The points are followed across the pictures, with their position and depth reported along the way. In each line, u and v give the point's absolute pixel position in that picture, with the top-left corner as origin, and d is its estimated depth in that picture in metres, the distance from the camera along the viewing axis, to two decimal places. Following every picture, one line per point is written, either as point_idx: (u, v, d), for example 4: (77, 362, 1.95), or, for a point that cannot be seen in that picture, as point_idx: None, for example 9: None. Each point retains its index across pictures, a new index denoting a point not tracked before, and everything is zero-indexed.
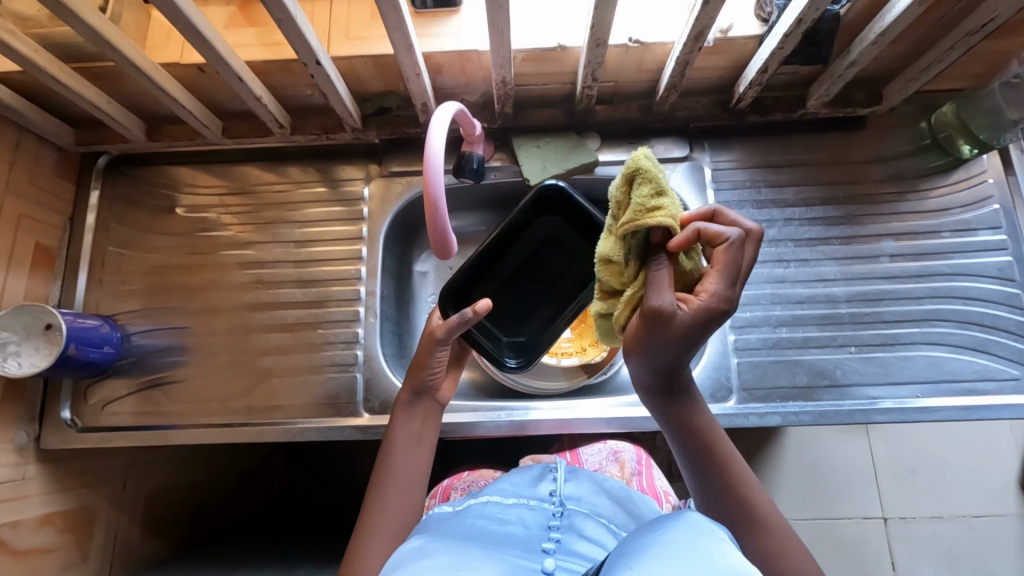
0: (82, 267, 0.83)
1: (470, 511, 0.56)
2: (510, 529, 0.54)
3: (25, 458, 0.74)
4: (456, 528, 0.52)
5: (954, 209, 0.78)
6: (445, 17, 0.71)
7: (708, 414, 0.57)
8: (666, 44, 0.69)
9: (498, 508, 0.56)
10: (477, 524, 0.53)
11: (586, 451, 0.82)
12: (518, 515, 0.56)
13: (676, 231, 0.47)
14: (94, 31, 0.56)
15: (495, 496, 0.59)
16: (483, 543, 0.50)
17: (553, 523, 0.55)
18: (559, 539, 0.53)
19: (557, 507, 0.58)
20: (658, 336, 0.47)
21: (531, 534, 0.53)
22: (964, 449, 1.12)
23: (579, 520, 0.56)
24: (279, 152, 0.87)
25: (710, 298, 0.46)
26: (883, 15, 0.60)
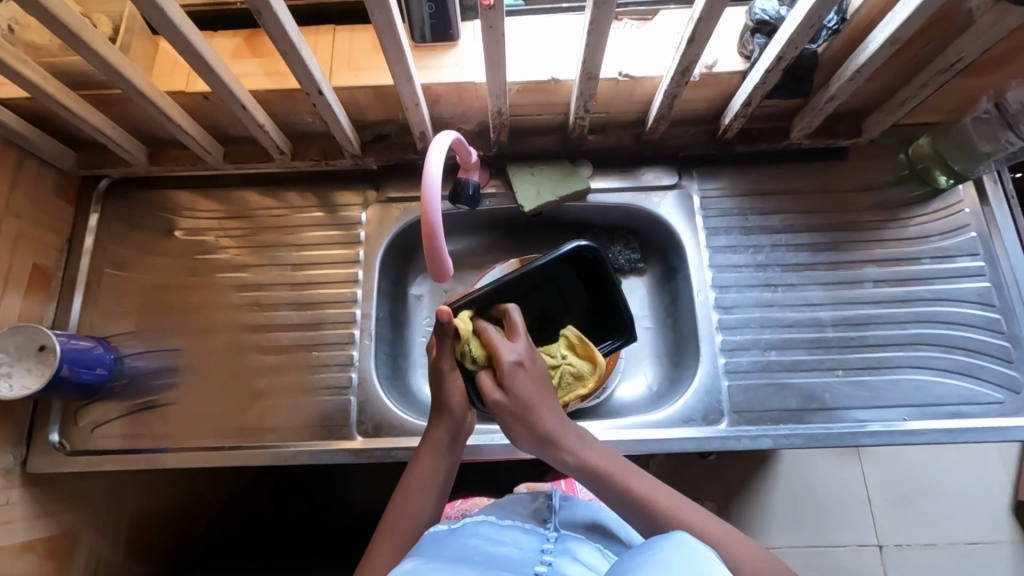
0: (79, 288, 0.83)
1: (465, 530, 0.55)
2: (502, 549, 0.53)
3: (10, 482, 0.73)
4: (449, 548, 0.51)
5: (933, 236, 0.80)
6: (444, 50, 0.74)
7: (607, 453, 0.58)
8: (655, 78, 0.72)
9: (492, 529, 0.56)
10: (470, 543, 0.53)
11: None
12: (512, 538, 0.55)
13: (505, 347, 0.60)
14: (105, 61, 0.58)
15: (490, 519, 0.59)
16: (475, 563, 0.49)
17: (546, 547, 0.54)
18: (551, 561, 0.52)
19: (551, 532, 0.57)
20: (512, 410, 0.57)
21: (524, 557, 0.52)
22: (954, 475, 1.12)
23: (573, 544, 0.55)
24: (278, 178, 0.89)
25: (510, 369, 0.58)
26: (858, 53, 0.63)
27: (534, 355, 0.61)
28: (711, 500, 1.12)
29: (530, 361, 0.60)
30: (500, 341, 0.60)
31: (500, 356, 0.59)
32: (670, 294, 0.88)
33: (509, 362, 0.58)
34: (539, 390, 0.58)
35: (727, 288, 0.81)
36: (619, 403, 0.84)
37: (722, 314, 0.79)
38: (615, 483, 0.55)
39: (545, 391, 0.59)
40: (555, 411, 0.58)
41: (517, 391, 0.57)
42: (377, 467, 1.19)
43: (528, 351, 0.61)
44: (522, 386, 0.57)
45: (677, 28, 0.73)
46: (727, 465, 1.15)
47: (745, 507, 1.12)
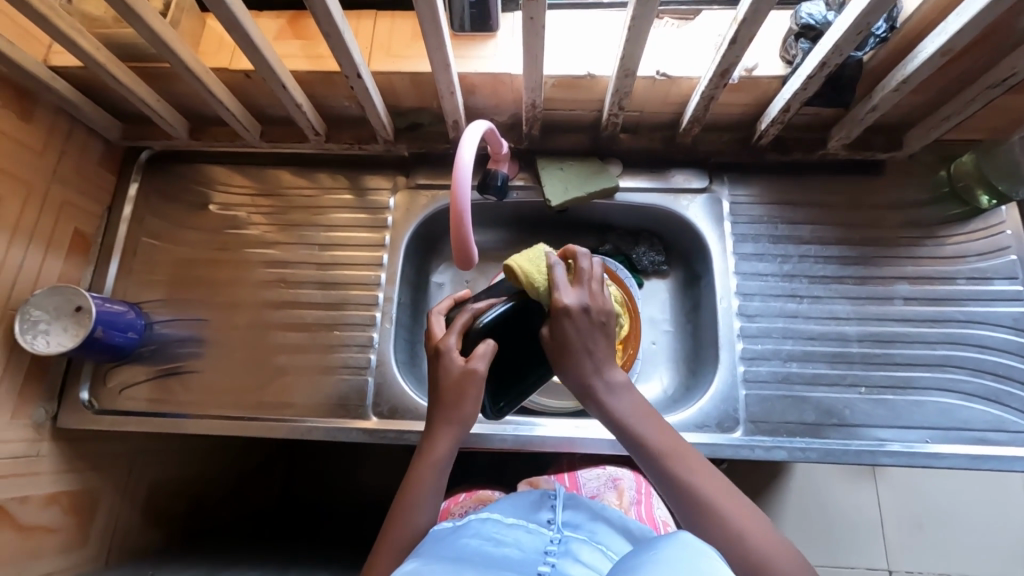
0: (115, 254, 0.86)
1: (468, 530, 0.56)
2: (504, 549, 0.53)
3: (41, 436, 0.76)
4: (451, 548, 0.52)
5: (970, 257, 0.78)
6: (482, 41, 0.75)
7: (643, 408, 0.58)
8: (692, 79, 0.71)
9: (495, 529, 0.56)
10: (471, 544, 0.53)
11: (584, 475, 0.83)
12: (514, 538, 0.55)
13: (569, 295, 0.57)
14: (156, 34, 0.60)
15: (494, 517, 0.59)
16: (477, 564, 0.50)
17: (549, 548, 0.54)
18: (554, 562, 0.52)
19: (554, 533, 0.57)
20: (559, 348, 0.57)
21: (527, 558, 0.52)
22: (974, 505, 1.09)
23: (576, 545, 0.56)
24: (311, 159, 0.91)
25: (569, 309, 0.56)
26: (905, 64, 0.62)
27: (596, 306, 0.58)
28: None
29: (589, 311, 0.57)
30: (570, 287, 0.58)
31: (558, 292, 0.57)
32: (692, 299, 0.87)
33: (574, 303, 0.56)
34: (590, 343, 0.57)
35: (750, 296, 0.80)
36: None
37: (744, 322, 0.79)
38: (633, 433, 0.57)
39: (595, 343, 0.57)
40: (597, 368, 0.57)
41: (567, 333, 0.56)
42: (387, 450, 1.21)
43: (587, 298, 0.57)
44: (569, 335, 0.56)
45: (718, 29, 0.72)
46: (738, 476, 1.13)
47: None
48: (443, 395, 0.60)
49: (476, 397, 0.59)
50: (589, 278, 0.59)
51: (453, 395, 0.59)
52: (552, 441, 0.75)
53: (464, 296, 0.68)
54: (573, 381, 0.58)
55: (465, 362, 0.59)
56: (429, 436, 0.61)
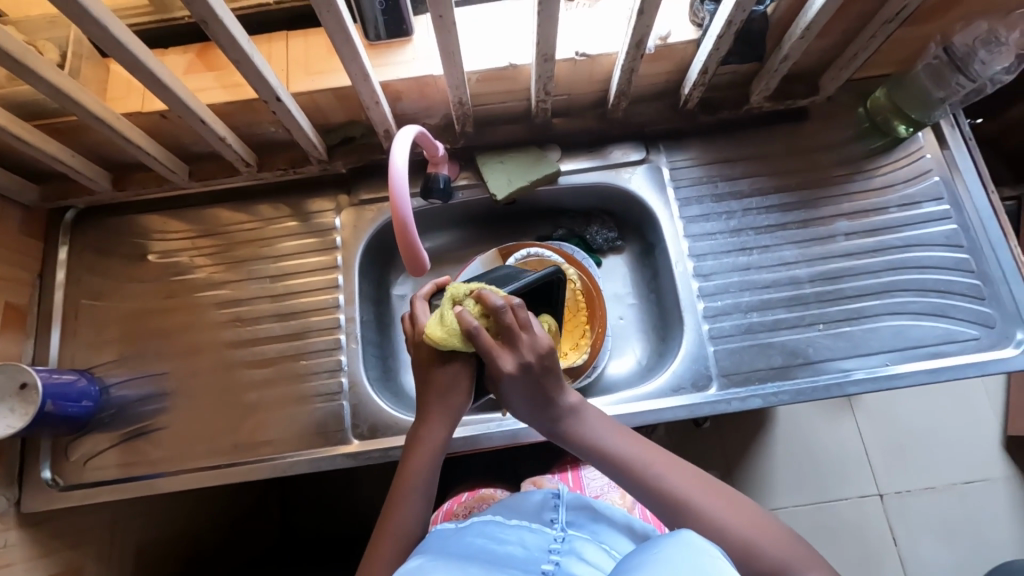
0: (56, 322, 0.82)
1: (472, 529, 0.56)
2: (509, 548, 0.53)
3: (6, 524, 0.72)
4: (456, 546, 0.52)
5: (898, 185, 0.82)
6: (399, 46, 0.74)
7: (603, 424, 0.60)
8: (611, 55, 0.72)
9: (499, 529, 0.56)
10: (476, 542, 0.54)
11: (588, 475, 0.85)
12: (518, 536, 0.56)
13: (502, 360, 0.56)
14: (55, 87, 0.58)
15: (497, 517, 0.59)
16: (482, 562, 0.50)
17: (553, 546, 0.55)
18: (559, 561, 0.53)
19: (558, 532, 0.58)
20: (508, 394, 0.58)
21: (530, 556, 0.53)
22: (944, 417, 1.15)
23: (580, 544, 0.56)
24: (247, 192, 0.88)
25: (508, 377, 0.56)
26: (806, 11, 0.64)
27: (535, 355, 0.56)
28: (712, 466, 1.14)
29: (529, 365, 0.56)
30: (502, 352, 0.56)
31: (492, 367, 0.56)
32: (651, 268, 0.89)
33: (510, 368, 0.56)
34: (537, 385, 0.57)
35: (704, 256, 0.82)
36: (611, 380, 0.85)
37: (701, 282, 0.81)
38: (601, 449, 0.58)
39: (546, 386, 0.58)
40: (554, 401, 0.59)
41: (510, 387, 0.57)
42: (380, 471, 1.19)
43: (524, 353, 0.56)
44: (520, 391, 0.57)
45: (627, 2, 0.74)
46: (725, 432, 1.17)
47: (745, 471, 1.14)
48: (431, 384, 0.60)
49: (462, 383, 0.60)
50: (518, 328, 0.56)
51: (439, 387, 0.60)
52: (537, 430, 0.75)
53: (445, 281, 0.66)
54: (533, 415, 0.60)
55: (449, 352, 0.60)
56: (418, 429, 0.61)
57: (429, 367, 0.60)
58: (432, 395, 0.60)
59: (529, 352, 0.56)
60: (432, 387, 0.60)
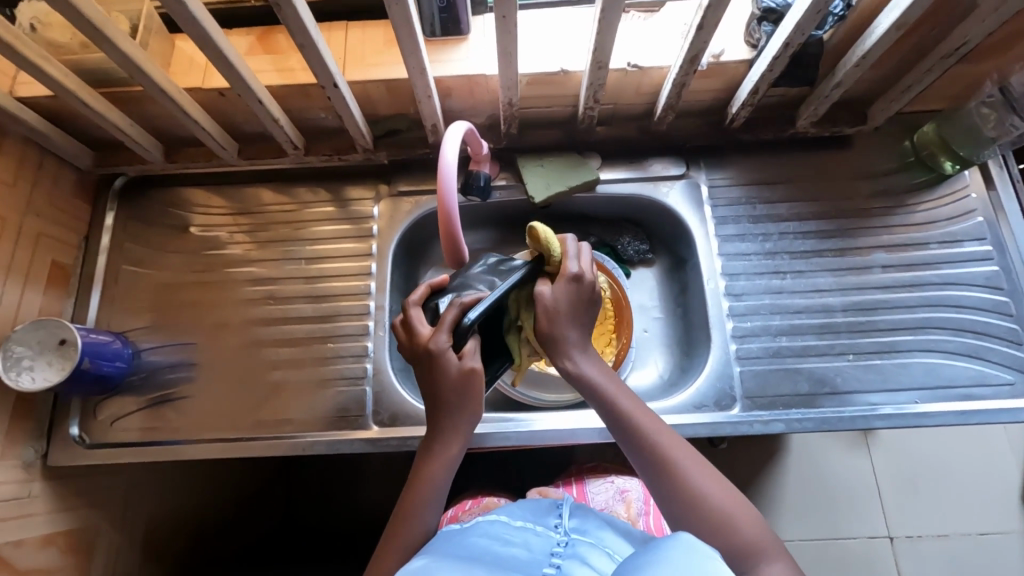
0: (96, 285, 0.84)
1: (476, 529, 0.57)
2: (512, 550, 0.53)
3: (31, 476, 0.74)
4: (459, 547, 0.53)
5: (940, 221, 0.81)
6: (455, 44, 0.76)
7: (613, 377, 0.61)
8: (663, 68, 0.73)
9: (503, 530, 0.57)
10: (478, 542, 0.54)
11: (592, 487, 0.85)
12: (522, 539, 0.56)
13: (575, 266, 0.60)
14: (127, 57, 0.60)
15: (502, 517, 0.59)
16: (483, 563, 0.50)
17: (555, 550, 0.54)
18: (560, 564, 0.52)
19: (562, 536, 0.57)
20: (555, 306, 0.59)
21: (533, 559, 0.52)
22: (963, 464, 1.13)
23: (583, 549, 0.54)
24: (289, 174, 0.90)
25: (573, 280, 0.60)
26: (863, 40, 0.64)
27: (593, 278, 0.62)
28: None
29: (589, 281, 0.61)
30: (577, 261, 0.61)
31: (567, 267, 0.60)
32: (680, 283, 0.89)
33: (578, 274, 0.60)
34: (581, 311, 0.60)
35: (736, 275, 0.81)
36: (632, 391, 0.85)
37: (732, 301, 0.80)
38: (608, 398, 0.59)
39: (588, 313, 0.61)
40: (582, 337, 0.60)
41: (566, 297, 0.59)
42: (388, 462, 1.20)
43: (588, 271, 0.61)
44: (573, 301, 0.60)
45: (684, 18, 0.74)
46: (737, 456, 1.15)
47: (755, 498, 1.13)
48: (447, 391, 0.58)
49: (476, 396, 0.59)
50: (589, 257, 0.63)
51: (456, 395, 0.58)
52: (553, 434, 0.75)
53: (439, 282, 0.67)
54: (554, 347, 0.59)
55: (459, 363, 0.57)
56: (433, 438, 0.60)
57: (439, 380, 0.58)
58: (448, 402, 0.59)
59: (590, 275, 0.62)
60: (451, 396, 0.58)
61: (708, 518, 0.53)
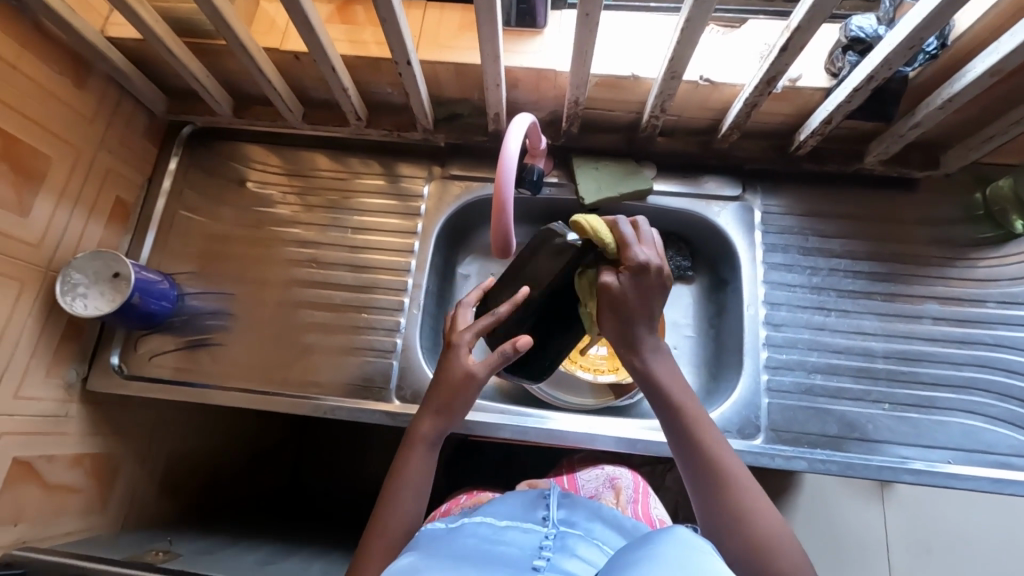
0: (153, 225, 0.88)
1: (462, 531, 0.55)
2: (502, 547, 0.52)
3: (70, 397, 0.78)
4: (446, 548, 0.50)
5: (1002, 280, 0.78)
6: (529, 36, 0.75)
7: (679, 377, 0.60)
8: (736, 86, 0.72)
9: (492, 529, 0.55)
10: (467, 542, 0.52)
11: (583, 477, 0.85)
12: (511, 537, 0.54)
13: (635, 252, 0.57)
14: (217, 11, 0.62)
15: (488, 519, 0.58)
16: (473, 560, 0.48)
17: (544, 544, 0.54)
18: (550, 557, 0.51)
19: (550, 529, 0.57)
20: (618, 303, 0.57)
21: (523, 553, 0.51)
22: (984, 534, 1.08)
23: (572, 541, 0.56)
24: (347, 144, 0.92)
25: (638, 269, 0.57)
26: (952, 82, 0.62)
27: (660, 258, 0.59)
28: None
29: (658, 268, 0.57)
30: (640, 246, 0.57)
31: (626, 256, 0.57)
32: (718, 305, 0.88)
33: (641, 261, 0.57)
34: (648, 306, 0.58)
35: (778, 305, 0.80)
36: None
37: (770, 331, 0.79)
38: (668, 396, 0.59)
39: (652, 306, 0.58)
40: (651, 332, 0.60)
41: (629, 292, 0.57)
42: (398, 437, 1.22)
43: (653, 253, 0.58)
44: (638, 293, 0.57)
45: (765, 38, 0.73)
46: None
47: None
48: (441, 387, 0.61)
49: (469, 397, 0.62)
50: (653, 236, 0.60)
51: (448, 393, 0.61)
52: (570, 435, 0.75)
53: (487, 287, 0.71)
54: (619, 339, 0.60)
55: (466, 364, 0.60)
56: (412, 427, 0.63)
57: (443, 377, 0.61)
58: (435, 400, 0.62)
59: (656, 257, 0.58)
60: (442, 395, 0.61)
61: (747, 535, 0.53)
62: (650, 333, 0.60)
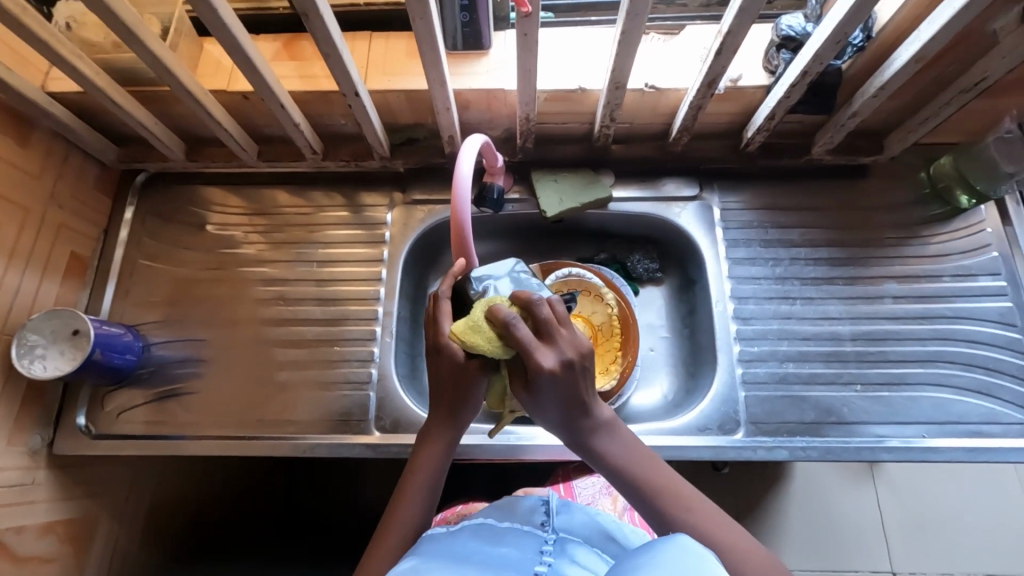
0: (112, 277, 0.86)
1: (464, 530, 0.56)
2: (503, 549, 0.53)
3: (36, 463, 0.75)
4: (449, 548, 0.51)
5: (954, 255, 0.81)
6: (475, 58, 0.77)
7: (631, 447, 0.58)
8: (680, 90, 0.74)
9: (492, 529, 0.57)
10: (470, 543, 0.53)
11: (580, 484, 0.84)
12: (512, 538, 0.56)
13: (535, 355, 0.51)
14: (157, 58, 0.62)
15: (489, 520, 0.59)
16: (475, 564, 0.50)
17: (544, 548, 0.55)
18: (551, 563, 0.53)
19: (550, 534, 0.58)
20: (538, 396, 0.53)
21: (523, 558, 0.53)
22: (971, 501, 1.11)
23: (572, 546, 0.56)
24: (307, 178, 0.92)
25: (547, 375, 0.51)
26: (882, 71, 0.65)
27: (569, 346, 0.53)
28: None
29: (567, 365, 0.52)
30: (540, 349, 0.52)
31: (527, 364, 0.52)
32: (688, 304, 0.89)
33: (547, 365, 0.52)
34: (576, 391, 0.54)
35: (745, 299, 0.81)
36: (635, 410, 0.84)
37: (740, 325, 0.80)
38: (622, 469, 0.56)
39: (577, 392, 0.54)
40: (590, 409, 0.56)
41: (544, 391, 0.53)
42: (387, 466, 1.20)
43: (563, 350, 0.53)
44: (557, 391, 0.53)
45: (703, 42, 0.75)
46: (740, 481, 1.14)
47: (756, 524, 1.11)
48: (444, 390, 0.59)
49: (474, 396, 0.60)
50: (551, 321, 0.54)
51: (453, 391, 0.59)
52: (555, 449, 0.75)
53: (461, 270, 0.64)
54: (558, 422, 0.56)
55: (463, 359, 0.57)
56: (428, 426, 0.63)
57: (441, 373, 0.58)
58: (445, 403, 0.60)
59: (562, 351, 0.53)
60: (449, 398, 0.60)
61: None
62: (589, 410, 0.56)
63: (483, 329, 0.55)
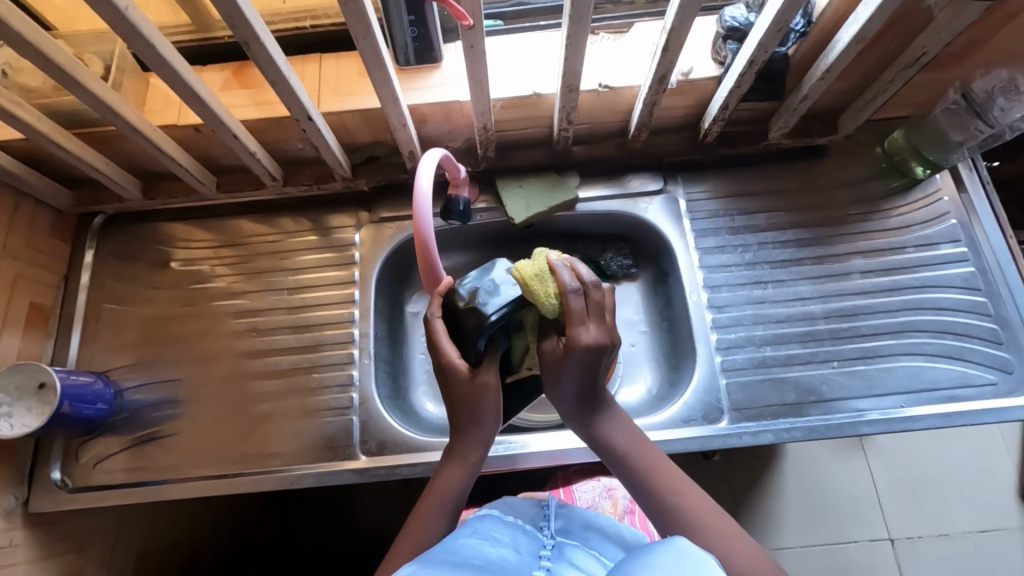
0: (77, 324, 0.83)
1: (462, 530, 0.54)
2: (501, 550, 0.52)
3: (12, 524, 0.72)
4: (446, 549, 0.49)
5: (915, 225, 0.82)
6: (428, 72, 0.77)
7: (631, 434, 0.59)
8: (633, 88, 0.74)
9: (490, 529, 0.55)
10: (469, 543, 0.51)
11: (579, 487, 0.84)
12: (510, 540, 0.55)
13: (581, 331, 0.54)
14: (99, 99, 0.60)
15: (494, 512, 0.59)
16: (476, 565, 0.48)
17: (542, 553, 0.55)
18: (549, 567, 0.53)
19: (549, 539, 0.58)
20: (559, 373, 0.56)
21: (521, 561, 0.52)
22: (957, 461, 1.13)
23: (569, 551, 0.57)
24: (271, 205, 0.90)
25: (580, 350, 0.54)
26: (826, 54, 0.66)
27: (606, 330, 0.55)
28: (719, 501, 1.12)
29: (601, 344, 0.54)
30: (586, 326, 0.54)
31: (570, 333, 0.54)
32: (664, 297, 0.89)
33: (582, 343, 0.54)
34: (594, 371, 0.56)
35: (718, 287, 0.82)
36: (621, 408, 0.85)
37: (715, 313, 0.81)
38: (622, 453, 0.58)
39: (591, 373, 0.56)
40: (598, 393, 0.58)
41: (570, 366, 0.55)
42: (382, 487, 1.18)
43: (601, 331, 0.55)
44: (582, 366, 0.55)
45: (651, 39, 0.76)
46: (733, 466, 1.15)
47: (753, 506, 1.12)
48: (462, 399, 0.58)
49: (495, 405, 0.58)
50: (598, 304, 0.55)
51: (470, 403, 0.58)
52: (544, 454, 0.75)
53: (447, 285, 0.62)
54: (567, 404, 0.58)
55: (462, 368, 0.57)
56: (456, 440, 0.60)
57: (454, 386, 0.58)
58: (463, 413, 0.59)
59: (599, 333, 0.55)
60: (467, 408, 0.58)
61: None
62: (598, 394, 0.58)
63: (546, 279, 0.56)
